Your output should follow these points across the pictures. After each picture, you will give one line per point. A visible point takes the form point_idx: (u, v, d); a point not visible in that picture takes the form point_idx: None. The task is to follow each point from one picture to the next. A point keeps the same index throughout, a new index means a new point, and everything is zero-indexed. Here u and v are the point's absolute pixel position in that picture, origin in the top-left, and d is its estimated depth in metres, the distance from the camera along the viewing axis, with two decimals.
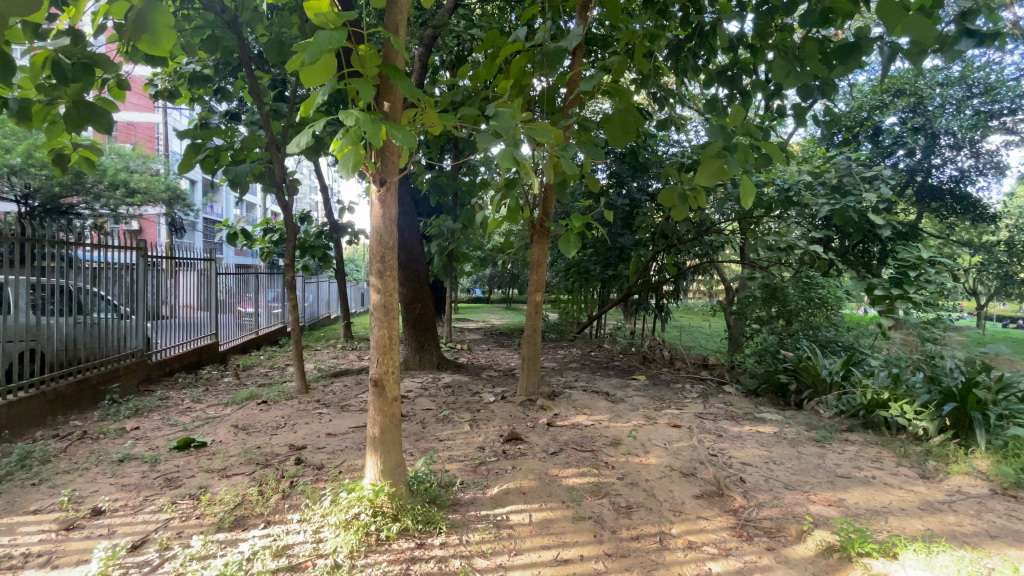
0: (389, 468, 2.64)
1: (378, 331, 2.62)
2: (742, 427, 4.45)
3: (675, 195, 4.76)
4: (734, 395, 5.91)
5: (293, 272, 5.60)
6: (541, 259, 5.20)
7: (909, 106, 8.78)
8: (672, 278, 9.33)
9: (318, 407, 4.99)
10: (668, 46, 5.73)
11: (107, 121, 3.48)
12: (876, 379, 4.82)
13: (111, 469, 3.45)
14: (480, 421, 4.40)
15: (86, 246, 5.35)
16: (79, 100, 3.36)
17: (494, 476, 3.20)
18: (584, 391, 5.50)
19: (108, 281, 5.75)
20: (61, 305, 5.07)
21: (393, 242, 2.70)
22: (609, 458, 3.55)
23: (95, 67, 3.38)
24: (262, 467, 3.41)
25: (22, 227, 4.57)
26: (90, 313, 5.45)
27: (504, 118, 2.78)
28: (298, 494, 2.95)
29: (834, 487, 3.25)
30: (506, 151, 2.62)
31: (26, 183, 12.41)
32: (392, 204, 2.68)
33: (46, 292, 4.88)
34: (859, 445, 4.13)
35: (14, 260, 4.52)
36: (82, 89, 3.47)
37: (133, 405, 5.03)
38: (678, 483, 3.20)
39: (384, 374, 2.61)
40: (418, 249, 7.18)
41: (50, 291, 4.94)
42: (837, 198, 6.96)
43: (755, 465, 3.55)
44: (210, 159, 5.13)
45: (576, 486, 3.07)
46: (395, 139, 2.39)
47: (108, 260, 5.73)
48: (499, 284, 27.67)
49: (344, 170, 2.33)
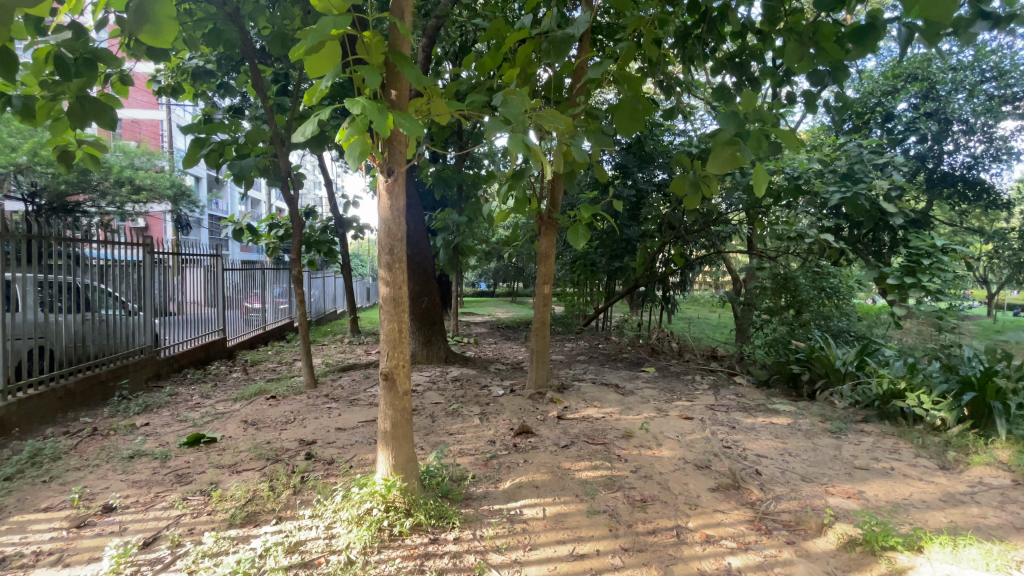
0: (400, 462, 2.60)
1: (388, 325, 2.56)
2: (755, 419, 4.39)
3: (688, 183, 4.71)
4: (745, 386, 5.84)
5: (300, 266, 5.47)
6: (549, 252, 5.11)
7: (920, 91, 8.63)
8: (679, 270, 9.28)
9: (328, 401, 4.96)
10: (675, 33, 5.67)
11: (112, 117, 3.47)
12: (891, 369, 4.74)
13: (121, 467, 3.44)
14: (490, 414, 4.37)
15: (93, 244, 5.35)
16: (83, 96, 3.35)
17: (506, 470, 3.16)
18: (594, 384, 5.45)
19: (116, 278, 5.75)
20: (69, 302, 5.07)
21: (402, 234, 2.63)
22: (621, 451, 3.51)
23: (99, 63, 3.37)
24: (272, 463, 3.39)
25: (30, 224, 4.56)
26: (98, 310, 5.44)
27: (512, 104, 2.73)
28: (310, 489, 2.92)
29: (853, 479, 3.20)
30: (516, 139, 2.57)
31: (32, 182, 12.42)
32: (402, 194, 2.61)
33: (53, 289, 4.87)
34: (875, 436, 4.07)
35: (22, 258, 4.50)
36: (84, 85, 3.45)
37: (143, 401, 5.02)
38: (693, 476, 3.15)
39: (395, 367, 2.56)
40: (425, 243, 7.16)
41: (57, 289, 4.91)
42: (848, 185, 6.91)
43: (771, 457, 3.50)
44: (214, 154, 5.12)
45: (589, 480, 3.02)
46: (401, 127, 2.35)
47: (115, 257, 5.72)
48: (504, 277, 27.63)
49: (352, 161, 2.30)
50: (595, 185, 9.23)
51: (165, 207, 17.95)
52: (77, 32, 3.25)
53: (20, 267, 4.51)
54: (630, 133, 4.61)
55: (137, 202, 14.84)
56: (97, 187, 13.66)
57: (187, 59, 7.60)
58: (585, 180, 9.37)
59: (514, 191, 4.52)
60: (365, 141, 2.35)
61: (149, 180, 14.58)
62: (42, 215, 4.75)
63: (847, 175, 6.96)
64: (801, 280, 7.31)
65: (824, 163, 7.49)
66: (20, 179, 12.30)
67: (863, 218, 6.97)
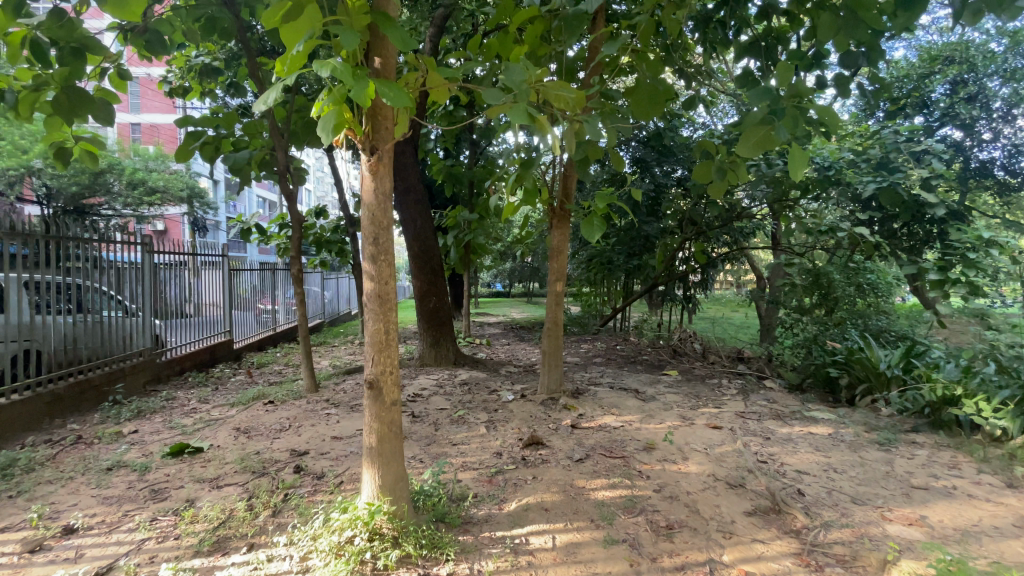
0: (388, 483, 2.27)
1: (373, 325, 2.22)
2: (791, 428, 3.96)
3: (713, 170, 4.34)
4: (777, 390, 5.38)
5: (299, 264, 5.17)
6: (562, 247, 4.69)
7: (960, 74, 8.02)
8: (700, 267, 8.94)
9: (327, 407, 4.65)
10: (695, 17, 5.35)
11: (105, 109, 3.49)
12: (943, 373, 4.27)
13: (96, 480, 3.19)
14: (497, 422, 4.01)
15: (109, 247, 5.44)
16: (70, 88, 3.36)
17: (513, 488, 2.81)
18: (611, 388, 5.06)
19: (114, 278, 5.56)
20: (65, 303, 4.92)
21: (389, 221, 2.27)
22: (642, 467, 3.14)
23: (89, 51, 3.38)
24: (258, 477, 3.10)
25: (46, 225, 4.66)
26: (94, 312, 5.27)
27: (516, 71, 2.35)
28: (291, 510, 2.62)
29: (911, 501, 2.78)
30: (520, 108, 2.21)
31: (47, 184, 12.49)
32: (388, 175, 2.26)
33: (49, 292, 4.73)
34: (930, 449, 3.61)
35: (36, 259, 4.60)
36: (69, 74, 3.34)
37: (136, 407, 4.81)
38: (725, 497, 2.76)
39: (380, 375, 2.22)
40: (433, 239, 6.79)
41: (52, 290, 4.78)
42: (883, 175, 6.48)
43: (813, 473, 3.08)
44: (210, 146, 4.78)
45: (606, 501, 2.66)
46: (386, 98, 2.02)
47: (118, 260, 5.60)
48: (520, 277, 27.31)
49: (325, 134, 1.97)
50: (610, 180, 8.87)
51: (181, 210, 18.08)
52: (60, 18, 3.19)
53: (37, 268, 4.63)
54: (647, 118, 4.21)
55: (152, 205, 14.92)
56: (111, 189, 13.72)
57: (194, 56, 7.47)
58: (601, 174, 9.02)
59: (523, 181, 4.13)
60: (341, 112, 2.01)
61: (162, 182, 14.61)
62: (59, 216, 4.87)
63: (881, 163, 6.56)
64: (836, 275, 6.77)
65: (856, 153, 7.08)
66: (35, 182, 12.40)
67: (899, 211, 6.51)
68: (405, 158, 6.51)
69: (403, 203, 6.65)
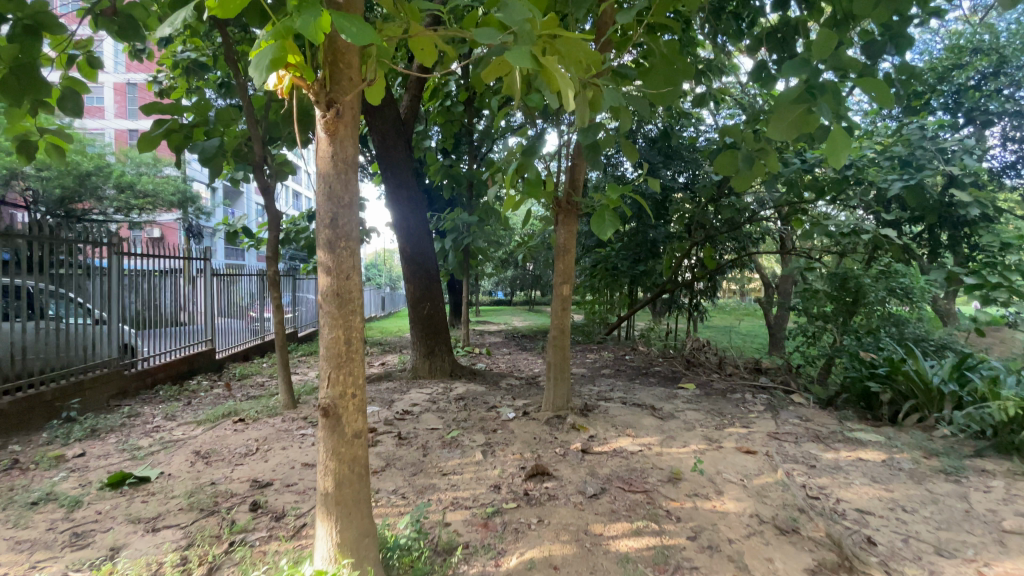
0: (350, 541, 1.74)
1: (328, 334, 1.69)
2: (837, 454, 3.42)
3: (737, 160, 3.79)
4: (808, 407, 4.83)
5: (276, 267, 4.65)
6: (569, 245, 4.13)
7: (991, 65, 7.52)
8: (708, 274, 8.48)
9: (303, 427, 4.10)
10: (703, 10, 4.91)
11: (72, 100, 3.58)
12: (1011, 389, 3.70)
13: (14, 517, 2.66)
14: (495, 447, 3.46)
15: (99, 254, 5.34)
16: (17, 66, 2.83)
17: (513, 536, 2.27)
18: (624, 405, 4.51)
19: (83, 285, 5.16)
20: (30, 309, 4.57)
21: (353, 198, 1.74)
22: (670, 504, 2.61)
23: (43, 32, 2.92)
24: (205, 517, 2.58)
25: (35, 229, 4.57)
26: (59, 319, 4.85)
27: (515, 8, 1.82)
28: (233, 567, 2.10)
29: (1011, 553, 2.26)
30: (521, 51, 1.69)
31: (28, 186, 11.97)
32: (351, 139, 1.74)
33: (24, 301, 4.50)
34: (1007, 479, 3.06)
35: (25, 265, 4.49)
36: (17, 52, 2.81)
37: (90, 426, 4.26)
38: (778, 548, 2.23)
39: (338, 398, 1.69)
40: (428, 242, 6.29)
41: (27, 299, 4.53)
42: (910, 172, 5.97)
43: (879, 515, 2.56)
44: (179, 134, 4.11)
45: (631, 556, 2.13)
46: (347, 34, 1.50)
47: (94, 265, 5.29)
48: (522, 285, 26.79)
49: (259, 74, 1.46)
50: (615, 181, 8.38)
51: (174, 216, 17.57)
52: None
53: (26, 274, 4.51)
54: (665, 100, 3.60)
55: (141, 210, 14.48)
56: (98, 193, 13.23)
57: (181, 53, 7.13)
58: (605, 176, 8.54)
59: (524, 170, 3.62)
60: (284, 47, 1.50)
61: (152, 186, 14.17)
62: (58, 222, 4.87)
63: (906, 161, 6.07)
64: (866, 279, 5.99)
65: (878, 151, 6.63)
66: (19, 185, 11.97)
67: (924, 211, 6.01)
68: (397, 152, 6.02)
69: (394, 201, 6.12)
